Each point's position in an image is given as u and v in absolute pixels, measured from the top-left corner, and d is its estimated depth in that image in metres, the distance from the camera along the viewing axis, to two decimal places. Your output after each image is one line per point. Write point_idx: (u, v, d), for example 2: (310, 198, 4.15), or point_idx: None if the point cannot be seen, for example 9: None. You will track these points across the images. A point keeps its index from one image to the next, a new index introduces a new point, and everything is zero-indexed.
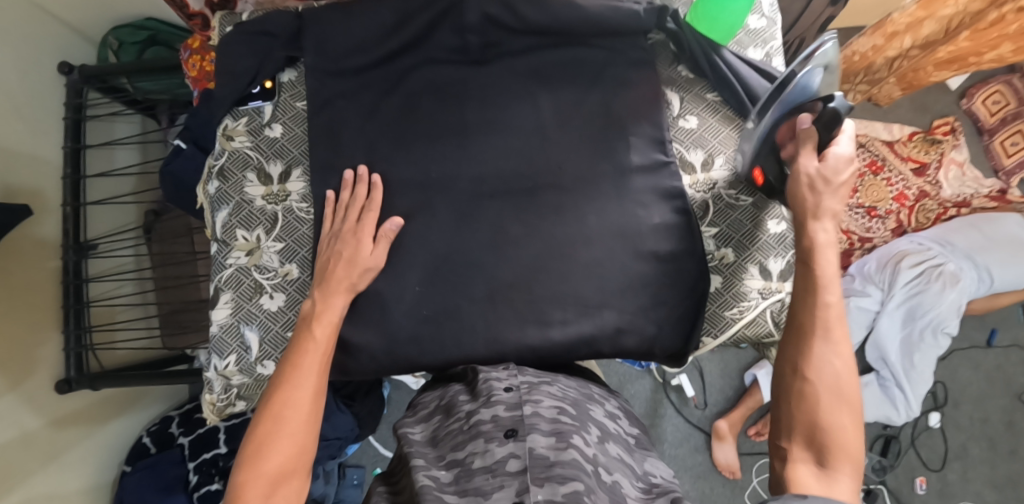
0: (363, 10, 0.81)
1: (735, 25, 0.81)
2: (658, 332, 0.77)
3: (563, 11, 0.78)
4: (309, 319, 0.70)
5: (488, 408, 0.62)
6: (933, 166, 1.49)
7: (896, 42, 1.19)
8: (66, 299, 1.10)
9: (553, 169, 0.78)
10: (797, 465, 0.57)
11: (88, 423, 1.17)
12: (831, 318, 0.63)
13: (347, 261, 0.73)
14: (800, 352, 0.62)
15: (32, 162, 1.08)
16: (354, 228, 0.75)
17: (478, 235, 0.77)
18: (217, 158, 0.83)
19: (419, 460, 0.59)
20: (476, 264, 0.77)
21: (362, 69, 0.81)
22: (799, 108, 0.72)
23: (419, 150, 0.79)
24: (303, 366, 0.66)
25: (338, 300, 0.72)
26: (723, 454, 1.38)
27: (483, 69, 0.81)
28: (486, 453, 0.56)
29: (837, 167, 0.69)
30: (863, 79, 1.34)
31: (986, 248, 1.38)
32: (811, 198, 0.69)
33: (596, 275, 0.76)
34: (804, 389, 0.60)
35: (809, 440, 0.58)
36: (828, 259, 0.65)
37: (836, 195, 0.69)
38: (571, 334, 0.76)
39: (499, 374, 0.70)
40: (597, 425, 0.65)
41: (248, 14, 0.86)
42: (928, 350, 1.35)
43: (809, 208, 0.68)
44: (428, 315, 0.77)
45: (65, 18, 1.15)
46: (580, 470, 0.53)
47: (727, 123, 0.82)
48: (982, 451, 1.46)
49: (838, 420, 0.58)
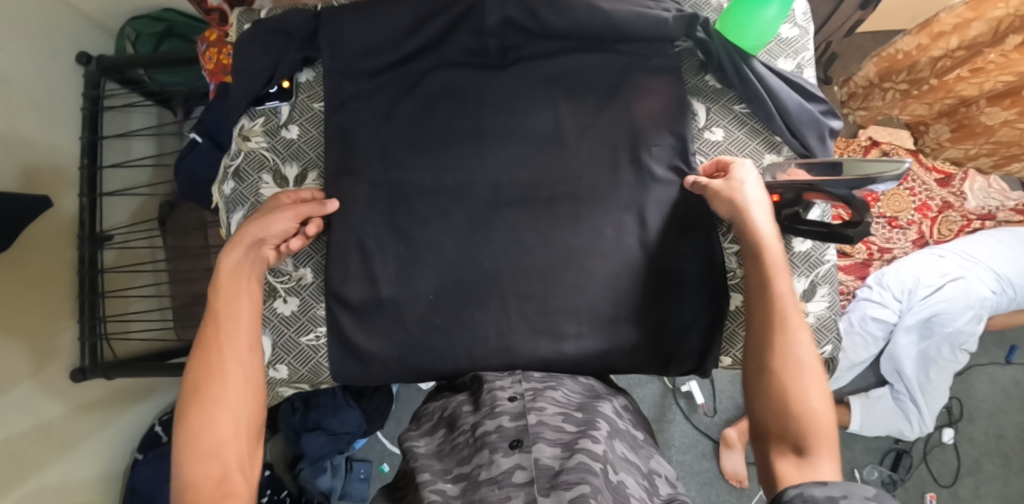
0: (384, 11, 0.79)
1: (769, 32, 0.75)
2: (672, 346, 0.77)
3: (589, 16, 0.76)
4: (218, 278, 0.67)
5: (493, 419, 0.62)
6: (959, 177, 1.47)
7: (942, 42, 1.13)
8: (81, 289, 1.10)
9: (572, 180, 0.77)
10: (780, 461, 0.56)
11: (103, 411, 1.18)
12: (786, 307, 0.62)
13: (261, 221, 0.71)
14: (763, 348, 0.61)
15: (48, 151, 1.07)
16: (270, 209, 0.72)
17: (493, 243, 0.77)
18: (232, 158, 0.82)
19: (425, 474, 0.58)
20: (492, 272, 0.77)
21: (384, 73, 0.80)
22: (847, 202, 0.64)
23: (435, 155, 0.78)
24: (226, 335, 0.63)
25: (234, 251, 0.69)
26: (731, 462, 1.36)
27: (504, 75, 0.79)
28: (492, 464, 0.55)
29: (741, 171, 0.70)
30: (904, 78, 1.28)
31: (1011, 262, 1.35)
32: (735, 200, 0.68)
33: (610, 288, 0.76)
34: (769, 381, 0.59)
35: (783, 432, 0.56)
36: (775, 247, 0.65)
37: (759, 190, 0.68)
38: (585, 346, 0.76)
39: (503, 382, 0.70)
40: (606, 421, 0.64)
41: (266, 12, 0.84)
42: (945, 364, 1.32)
43: (740, 206, 0.67)
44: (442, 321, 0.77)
45: (83, 8, 1.15)
46: (587, 473, 0.52)
47: (754, 136, 0.79)
48: (996, 468, 1.43)
49: (809, 404, 0.56)
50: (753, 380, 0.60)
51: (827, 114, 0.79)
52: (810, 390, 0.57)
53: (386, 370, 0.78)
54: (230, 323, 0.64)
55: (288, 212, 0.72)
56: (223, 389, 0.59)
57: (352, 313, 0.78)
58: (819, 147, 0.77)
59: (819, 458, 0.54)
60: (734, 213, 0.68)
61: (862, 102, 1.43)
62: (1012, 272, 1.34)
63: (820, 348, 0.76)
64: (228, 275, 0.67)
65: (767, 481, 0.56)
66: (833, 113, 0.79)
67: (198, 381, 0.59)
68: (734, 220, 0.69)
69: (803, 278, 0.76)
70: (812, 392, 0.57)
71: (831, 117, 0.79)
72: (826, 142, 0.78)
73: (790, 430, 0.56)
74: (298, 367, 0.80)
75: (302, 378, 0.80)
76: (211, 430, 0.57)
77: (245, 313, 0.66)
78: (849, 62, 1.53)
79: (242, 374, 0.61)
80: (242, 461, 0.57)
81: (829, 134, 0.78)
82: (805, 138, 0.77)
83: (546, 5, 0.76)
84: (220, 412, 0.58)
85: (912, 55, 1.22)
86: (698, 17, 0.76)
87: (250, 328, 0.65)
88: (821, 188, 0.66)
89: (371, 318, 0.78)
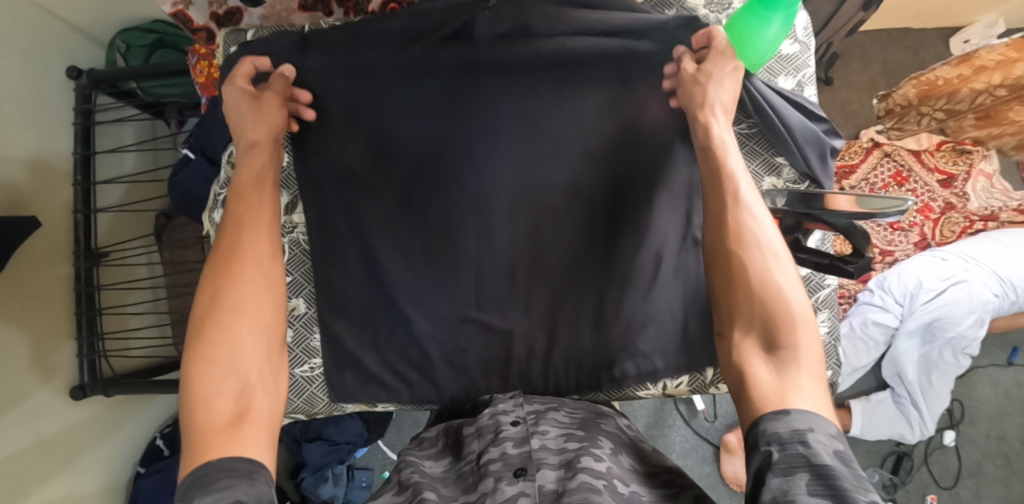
0: (376, 36, 0.74)
1: (766, 53, 0.72)
2: (665, 321, 0.78)
3: (588, 24, 0.72)
4: (241, 191, 0.65)
5: (496, 446, 0.61)
6: (961, 178, 1.45)
7: (984, 76, 1.23)
8: (78, 307, 1.10)
9: (568, 192, 0.78)
10: (749, 358, 0.50)
11: (102, 427, 1.18)
12: (739, 184, 0.59)
13: (254, 110, 0.69)
14: (719, 229, 0.57)
15: (39, 168, 1.06)
16: (253, 106, 0.69)
17: (495, 236, 0.79)
18: (221, 185, 0.81)
19: (431, 494, 0.58)
20: (484, 271, 0.80)
21: (368, 90, 0.75)
22: (847, 233, 0.63)
23: (421, 175, 0.78)
24: (249, 249, 0.61)
25: (267, 154, 0.68)
26: (732, 467, 1.36)
27: (492, 78, 0.75)
28: (496, 492, 0.55)
29: (718, 63, 0.66)
30: (942, 105, 1.33)
31: (1014, 264, 1.33)
32: (700, 91, 0.65)
33: (599, 256, 0.78)
34: (733, 264, 0.55)
35: (755, 322, 0.51)
36: (723, 134, 0.63)
37: (726, 83, 0.66)
38: (578, 330, 0.79)
39: (505, 406, 0.71)
40: (609, 439, 0.64)
41: (252, 32, 0.82)
42: (947, 369, 1.31)
43: (699, 99, 0.65)
44: (439, 321, 0.80)
45: (71, 19, 1.12)
46: (590, 493, 0.51)
47: (755, 156, 0.75)
48: (997, 469, 1.43)
49: (785, 288, 0.52)
50: (715, 276, 0.56)
51: (828, 134, 0.76)
52: (776, 271, 0.53)
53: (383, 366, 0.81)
54: (251, 235, 0.62)
55: (274, 97, 0.70)
56: (239, 302, 0.57)
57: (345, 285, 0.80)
58: (821, 167, 0.73)
59: (792, 352, 0.48)
60: (692, 104, 0.66)
61: (895, 124, 1.44)
62: (1015, 275, 1.33)
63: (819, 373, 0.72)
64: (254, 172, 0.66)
65: (737, 381, 0.50)
66: (835, 132, 0.76)
67: (210, 297, 0.56)
68: (688, 113, 0.67)
69: None
70: (783, 283, 0.52)
71: (832, 136, 0.76)
72: (827, 161, 0.74)
73: (757, 317, 0.51)
74: (294, 398, 0.83)
75: (297, 408, 0.84)
76: (231, 346, 0.54)
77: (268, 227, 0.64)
78: (851, 62, 1.51)
79: (261, 291, 0.59)
80: (262, 376, 0.55)
81: (831, 153, 0.74)
82: (808, 158, 0.72)
83: (541, 17, 0.72)
84: (241, 330, 0.55)
85: (952, 83, 1.28)
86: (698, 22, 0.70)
87: (271, 246, 0.63)
88: (821, 219, 0.64)
89: (373, 334, 0.81)
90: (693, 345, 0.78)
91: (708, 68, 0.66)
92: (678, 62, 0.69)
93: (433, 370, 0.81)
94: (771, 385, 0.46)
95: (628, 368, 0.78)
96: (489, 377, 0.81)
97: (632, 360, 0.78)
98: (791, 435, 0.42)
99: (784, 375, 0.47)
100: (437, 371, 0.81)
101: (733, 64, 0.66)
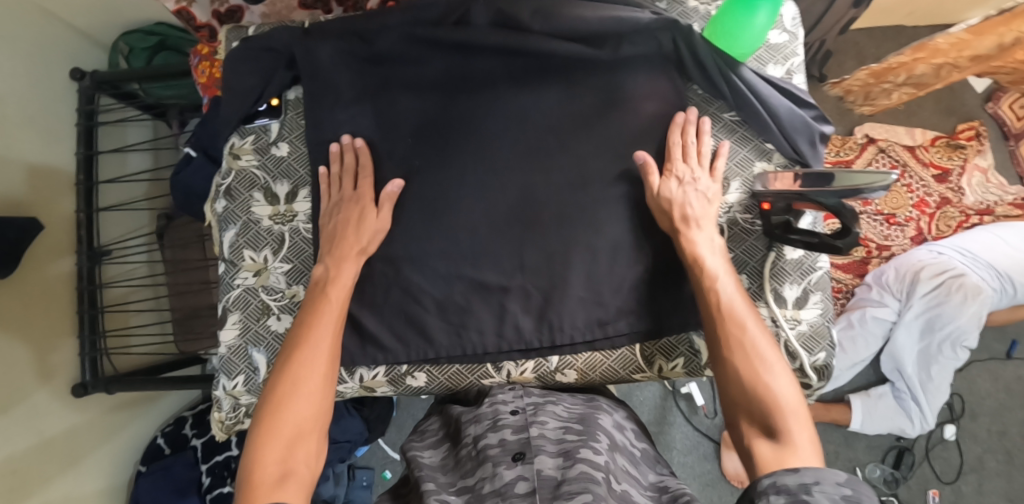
0: (377, 29, 0.75)
1: (756, 41, 0.72)
2: (660, 280, 0.71)
3: (576, 24, 0.72)
4: (322, 283, 0.68)
5: (495, 432, 0.62)
6: (956, 172, 1.47)
7: (941, 56, 1.11)
8: (80, 306, 1.10)
9: (569, 169, 0.74)
10: (755, 447, 0.52)
11: (105, 427, 1.18)
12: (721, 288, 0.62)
13: (355, 224, 0.71)
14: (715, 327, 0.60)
15: (42, 170, 1.07)
16: (354, 206, 0.72)
17: (494, 205, 0.73)
18: (224, 177, 0.79)
19: (430, 485, 0.59)
20: (478, 238, 0.73)
21: (373, 83, 0.76)
22: (837, 212, 0.62)
23: (420, 154, 0.75)
24: (310, 335, 0.63)
25: (348, 265, 0.69)
26: (732, 463, 1.36)
27: (483, 56, 0.76)
28: (494, 477, 0.55)
29: (687, 174, 0.70)
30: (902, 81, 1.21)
31: (1011, 258, 1.34)
32: (678, 192, 0.68)
33: (592, 208, 0.72)
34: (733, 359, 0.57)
35: (753, 415, 0.54)
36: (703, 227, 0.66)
37: (699, 194, 0.68)
38: (567, 297, 0.72)
39: (505, 395, 0.71)
40: (605, 434, 0.64)
41: (254, 28, 0.83)
42: (946, 362, 1.31)
43: (676, 200, 0.68)
44: (432, 286, 0.73)
45: (74, 22, 1.14)
46: (590, 482, 0.52)
47: (745, 143, 0.75)
48: (998, 464, 1.43)
49: (779, 383, 0.55)
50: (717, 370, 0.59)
51: (817, 120, 0.75)
52: (764, 367, 0.56)
53: (360, 344, 0.73)
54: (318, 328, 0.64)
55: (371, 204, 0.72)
56: (296, 386, 0.59)
57: (319, 244, 0.74)
58: (811, 153, 0.72)
59: (795, 431, 0.51)
60: (668, 205, 0.68)
61: (865, 101, 1.34)
62: (1011, 267, 1.33)
63: (813, 356, 0.71)
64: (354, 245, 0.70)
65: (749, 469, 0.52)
66: (824, 118, 0.75)
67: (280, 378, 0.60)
68: (668, 219, 0.68)
69: (796, 286, 0.71)
70: (778, 370, 0.56)
71: (822, 122, 0.75)
72: (818, 147, 0.73)
73: (758, 413, 0.54)
74: None
75: None
76: (285, 422, 0.57)
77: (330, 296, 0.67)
78: (845, 60, 1.52)
79: (314, 375, 0.60)
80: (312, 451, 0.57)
81: (820, 140, 0.73)
82: (797, 143, 0.72)
83: (534, 16, 0.74)
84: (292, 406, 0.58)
85: (906, 65, 1.16)
86: (680, 25, 0.71)
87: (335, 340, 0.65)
88: (811, 199, 0.63)
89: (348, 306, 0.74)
90: (689, 303, 0.70)
91: (675, 175, 0.69)
92: (643, 168, 0.71)
93: (417, 341, 0.73)
94: (772, 461, 0.49)
95: (620, 326, 0.72)
96: (478, 343, 0.73)
97: (624, 318, 0.72)
98: (797, 486, 0.39)
99: (785, 454, 0.49)
100: (416, 339, 0.73)
101: (698, 156, 0.71)
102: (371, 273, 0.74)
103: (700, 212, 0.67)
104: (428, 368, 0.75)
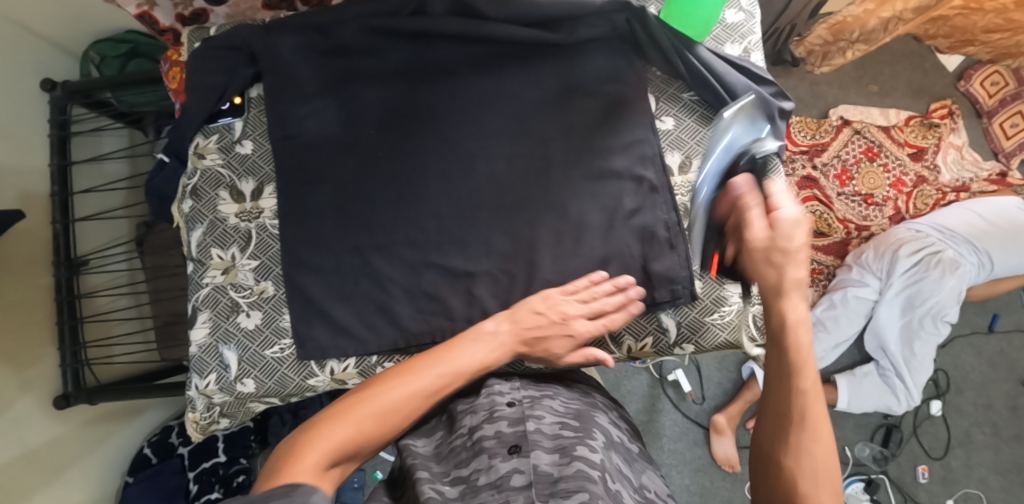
0: (337, 23, 0.76)
1: (711, 20, 0.75)
2: (627, 260, 0.72)
3: (532, 10, 0.74)
4: (461, 341, 0.61)
5: (491, 424, 0.58)
6: (931, 150, 1.49)
7: (889, 7, 1.19)
8: (59, 315, 1.09)
9: (531, 152, 0.74)
10: None
11: (89, 438, 1.17)
12: (802, 347, 0.53)
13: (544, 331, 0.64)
14: (779, 395, 0.52)
15: (15, 180, 1.06)
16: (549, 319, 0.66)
17: (460, 192, 0.74)
18: (189, 177, 0.79)
19: (423, 472, 0.55)
20: (444, 225, 0.73)
21: (334, 76, 0.77)
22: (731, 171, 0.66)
23: (385, 144, 0.75)
24: (416, 371, 0.57)
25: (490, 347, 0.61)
26: (722, 447, 1.37)
27: (441, 44, 0.77)
28: (490, 468, 0.52)
29: (790, 230, 0.56)
30: (857, 37, 1.30)
31: (988, 232, 1.36)
32: (776, 266, 0.56)
33: (557, 191, 0.73)
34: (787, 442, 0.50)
35: None
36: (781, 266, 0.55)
37: (800, 262, 0.55)
38: (535, 281, 0.72)
39: (502, 386, 0.65)
40: (602, 431, 0.61)
41: (215, 28, 0.83)
42: (928, 337, 1.33)
43: (779, 239, 0.56)
44: (400, 275, 0.73)
45: (41, 30, 1.12)
46: (586, 481, 0.49)
47: (705, 122, 0.76)
48: (985, 436, 1.44)
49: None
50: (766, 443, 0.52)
51: (777, 97, 0.75)
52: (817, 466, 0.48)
53: (331, 335, 0.73)
54: (428, 370, 0.57)
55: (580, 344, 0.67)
56: (380, 397, 0.54)
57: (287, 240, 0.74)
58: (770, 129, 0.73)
59: None
60: (771, 246, 0.56)
61: (824, 60, 1.44)
62: (989, 242, 1.36)
63: None
64: (522, 330, 0.64)
65: None
66: (784, 95, 0.76)
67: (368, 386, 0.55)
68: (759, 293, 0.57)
69: None
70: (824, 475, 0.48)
71: (781, 98, 0.76)
72: (777, 123, 0.74)
73: None
74: (264, 380, 0.73)
75: (269, 391, 0.74)
76: (339, 426, 0.50)
77: (471, 350, 0.60)
78: None
79: (396, 401, 0.54)
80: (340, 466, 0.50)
81: (780, 115, 0.74)
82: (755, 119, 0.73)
83: (489, 2, 0.75)
84: (359, 414, 0.52)
85: (859, 18, 1.25)
86: (630, 6, 0.73)
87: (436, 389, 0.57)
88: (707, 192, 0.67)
89: (317, 299, 0.74)
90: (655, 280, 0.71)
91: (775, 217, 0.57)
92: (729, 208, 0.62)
93: (387, 330, 0.73)
94: None
95: None
96: (447, 329, 0.72)
97: None
98: None
99: None
100: (386, 328, 0.73)
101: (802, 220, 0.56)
102: (340, 265, 0.74)
103: (796, 251, 0.55)
104: (398, 357, 0.74)
